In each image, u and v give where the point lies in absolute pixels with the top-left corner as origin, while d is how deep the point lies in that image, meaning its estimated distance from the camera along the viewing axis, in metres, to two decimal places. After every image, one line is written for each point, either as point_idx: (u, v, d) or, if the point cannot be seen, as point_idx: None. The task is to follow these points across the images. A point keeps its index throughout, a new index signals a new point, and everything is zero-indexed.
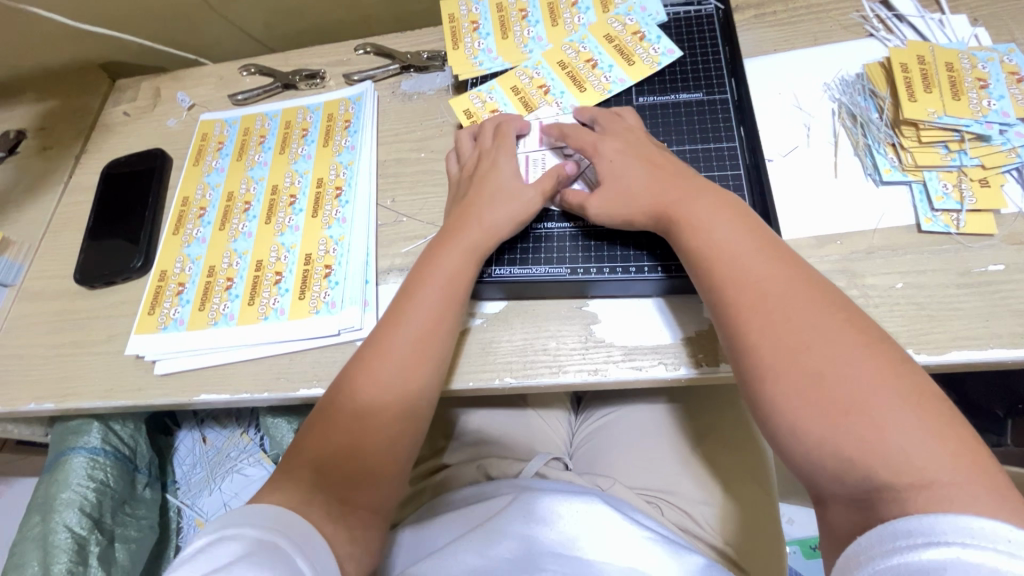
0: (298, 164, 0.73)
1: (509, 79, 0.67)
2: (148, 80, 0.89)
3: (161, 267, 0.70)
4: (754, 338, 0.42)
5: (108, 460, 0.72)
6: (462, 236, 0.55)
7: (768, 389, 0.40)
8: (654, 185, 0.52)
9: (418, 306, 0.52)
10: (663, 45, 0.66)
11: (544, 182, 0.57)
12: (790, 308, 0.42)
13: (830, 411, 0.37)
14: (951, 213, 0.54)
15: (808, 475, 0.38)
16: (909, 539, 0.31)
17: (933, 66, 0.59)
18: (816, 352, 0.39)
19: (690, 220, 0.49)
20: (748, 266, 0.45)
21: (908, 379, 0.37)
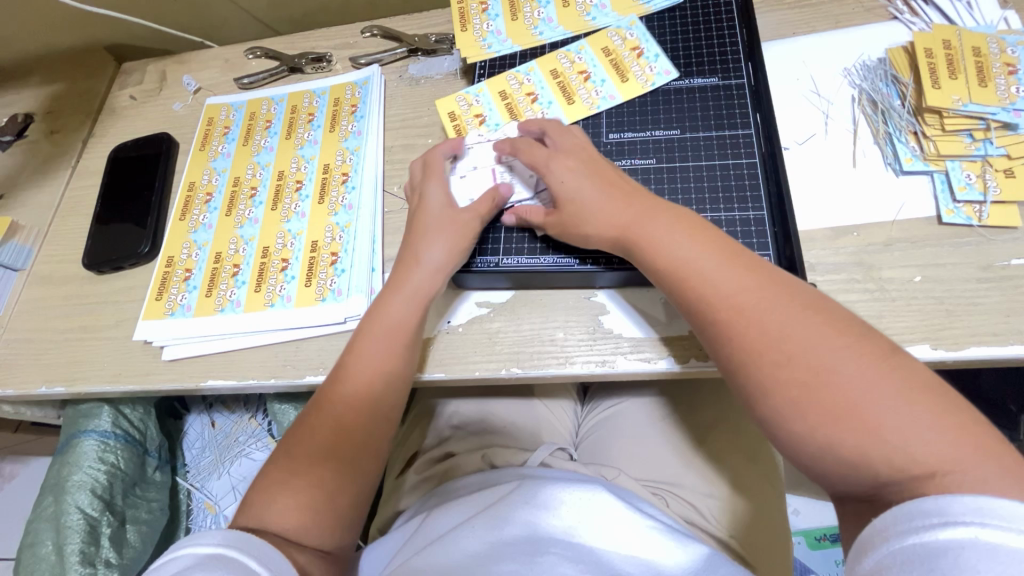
0: (304, 150, 0.73)
1: (499, 83, 0.66)
2: (154, 63, 0.88)
3: (168, 253, 0.70)
4: (738, 355, 0.41)
5: (118, 443, 0.73)
6: (404, 275, 0.55)
7: (762, 404, 0.39)
8: (613, 206, 0.50)
9: (381, 328, 0.53)
10: (660, 65, 0.63)
11: (480, 206, 0.56)
12: (768, 318, 0.41)
13: (824, 422, 0.36)
14: (974, 204, 0.53)
15: (818, 481, 0.38)
16: (925, 520, 0.31)
17: (959, 50, 0.57)
18: (800, 363, 0.38)
19: (664, 232, 0.47)
20: (713, 282, 0.43)
21: (899, 371, 0.36)
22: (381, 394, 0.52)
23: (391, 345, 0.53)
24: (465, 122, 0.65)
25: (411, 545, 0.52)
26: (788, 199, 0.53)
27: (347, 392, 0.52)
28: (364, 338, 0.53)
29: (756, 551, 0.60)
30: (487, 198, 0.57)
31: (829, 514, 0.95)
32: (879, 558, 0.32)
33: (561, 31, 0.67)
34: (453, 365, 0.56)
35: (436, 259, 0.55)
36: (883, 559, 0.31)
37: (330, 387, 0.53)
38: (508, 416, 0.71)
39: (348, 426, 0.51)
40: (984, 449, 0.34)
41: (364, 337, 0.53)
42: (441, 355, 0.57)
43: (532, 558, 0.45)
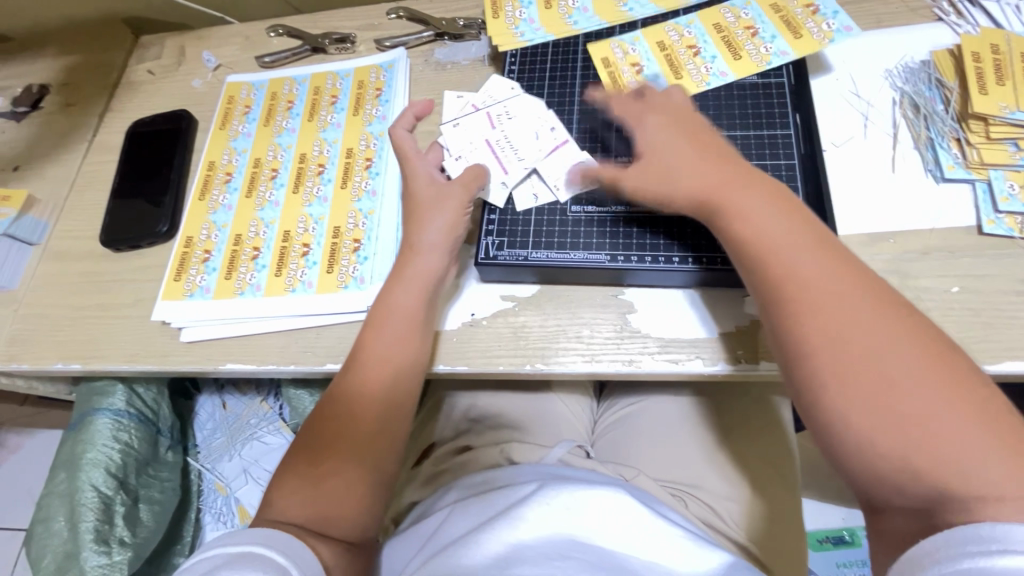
0: (327, 133, 0.71)
1: (601, 51, 0.63)
2: (173, 38, 0.87)
3: (187, 233, 0.69)
4: (815, 341, 0.39)
5: (132, 422, 0.72)
6: (407, 268, 0.54)
7: (829, 396, 0.38)
8: (695, 170, 0.48)
9: (388, 312, 0.53)
10: (777, 45, 0.59)
11: (465, 181, 0.56)
12: (854, 311, 0.39)
13: (898, 423, 0.36)
14: (1016, 215, 0.51)
15: (859, 487, 0.38)
16: (980, 545, 0.31)
17: (1007, 56, 0.55)
18: (886, 361, 0.37)
19: (734, 209, 0.45)
20: (797, 264, 0.42)
21: (981, 391, 0.36)
22: (396, 379, 0.52)
23: (398, 328, 0.52)
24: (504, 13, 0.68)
25: (434, 544, 0.52)
26: (828, 206, 0.52)
27: (385, 370, 0.52)
28: (377, 323, 0.53)
29: (772, 555, 0.60)
30: (472, 171, 0.57)
31: (834, 517, 0.95)
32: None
33: (596, 21, 0.65)
34: (477, 359, 0.56)
35: (437, 241, 0.55)
36: None
37: (354, 374, 0.52)
38: (525, 410, 0.70)
39: (382, 404, 0.51)
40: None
41: (377, 321, 0.53)
42: (465, 348, 0.56)
43: (551, 561, 0.45)
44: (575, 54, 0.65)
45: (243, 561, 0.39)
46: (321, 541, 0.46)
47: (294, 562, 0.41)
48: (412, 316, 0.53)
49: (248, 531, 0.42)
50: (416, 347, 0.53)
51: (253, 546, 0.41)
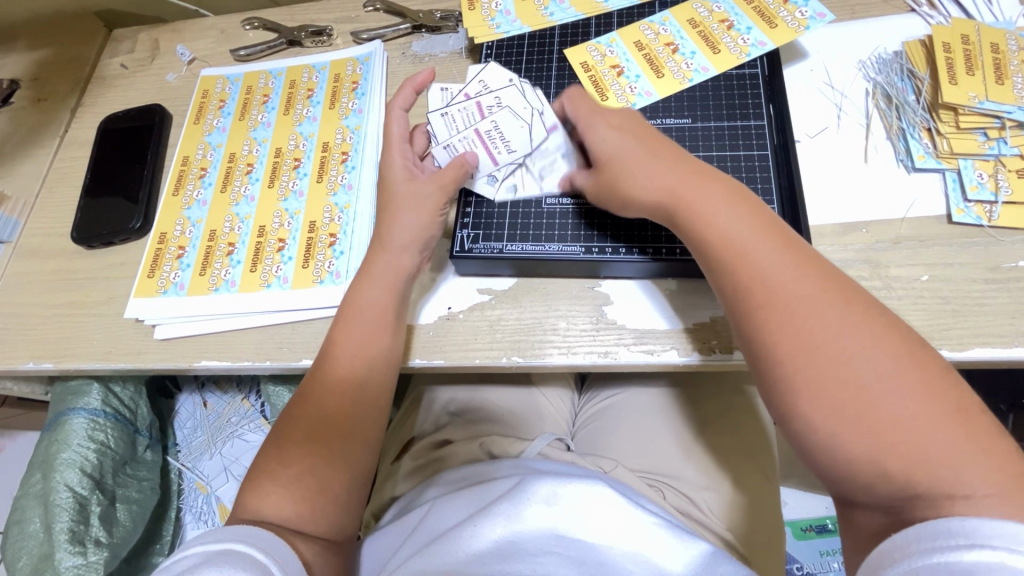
0: (302, 127, 0.70)
1: (580, 54, 0.62)
2: (147, 31, 0.85)
3: (160, 229, 0.68)
4: (790, 345, 0.39)
5: (108, 421, 0.72)
6: (376, 266, 0.53)
7: (802, 403, 0.38)
8: (662, 171, 0.47)
9: (359, 311, 0.52)
10: (754, 36, 0.59)
11: (440, 177, 0.54)
12: (825, 313, 0.39)
13: (870, 428, 0.36)
14: (985, 204, 0.52)
15: (833, 486, 0.38)
16: (951, 540, 0.31)
17: (977, 46, 0.56)
18: (855, 363, 0.37)
19: (705, 211, 0.44)
20: (768, 266, 0.41)
21: (951, 390, 0.36)
22: (365, 379, 0.51)
23: (368, 326, 0.52)
24: (481, 5, 0.68)
25: (416, 538, 0.52)
26: (799, 194, 0.53)
27: (361, 373, 0.51)
28: (343, 322, 0.52)
29: (752, 547, 0.60)
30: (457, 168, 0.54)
31: (816, 505, 0.96)
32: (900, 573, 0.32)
33: (572, 12, 0.65)
34: (453, 352, 0.55)
35: (406, 242, 0.53)
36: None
37: (328, 378, 0.51)
38: (506, 404, 0.70)
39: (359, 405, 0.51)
40: (982, 446, 0.34)
41: (345, 320, 0.52)
42: (442, 341, 0.56)
43: (534, 557, 0.47)
44: (551, 46, 0.64)
45: (221, 559, 0.39)
46: (301, 539, 0.46)
47: (274, 558, 0.41)
48: (382, 313, 0.52)
49: (227, 528, 0.42)
50: (387, 342, 0.52)
51: (233, 543, 0.41)
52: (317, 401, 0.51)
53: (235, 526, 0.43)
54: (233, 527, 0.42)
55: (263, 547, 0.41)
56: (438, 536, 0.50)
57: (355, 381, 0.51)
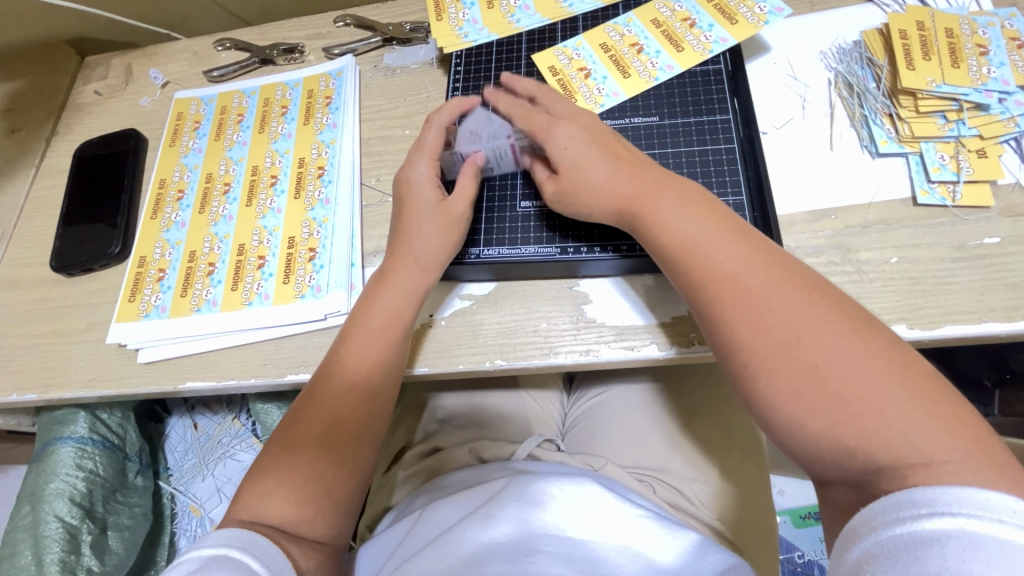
0: (278, 144, 0.71)
1: (547, 58, 0.63)
2: (119, 57, 0.85)
3: (140, 252, 0.68)
4: (740, 335, 0.41)
5: (97, 449, 0.71)
6: (398, 273, 0.54)
7: (764, 386, 0.39)
8: (612, 173, 0.49)
9: (370, 318, 0.52)
10: (715, 33, 0.60)
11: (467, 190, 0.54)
12: (775, 299, 0.40)
13: (827, 404, 0.37)
14: (948, 184, 0.53)
15: (808, 466, 0.39)
16: (912, 510, 0.32)
17: (932, 32, 0.57)
18: (806, 345, 0.38)
19: (654, 214, 0.46)
20: (719, 260, 0.43)
21: (901, 359, 0.37)
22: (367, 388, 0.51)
23: (384, 332, 0.52)
24: (447, 11, 0.68)
25: (409, 541, 0.52)
26: (766, 182, 0.54)
27: (351, 379, 0.51)
28: (354, 327, 0.53)
29: (743, 536, 0.61)
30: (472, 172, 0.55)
31: (812, 491, 0.96)
32: (866, 547, 0.33)
33: (538, 18, 0.66)
34: (437, 359, 0.56)
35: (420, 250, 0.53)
36: (870, 547, 0.33)
37: (316, 388, 0.52)
38: (495, 408, 0.70)
39: (344, 411, 0.51)
40: (953, 418, 0.35)
41: (360, 326, 0.53)
42: (426, 348, 0.56)
43: (523, 558, 0.47)
44: (519, 52, 0.65)
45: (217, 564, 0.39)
46: (297, 545, 0.45)
47: (269, 566, 0.41)
48: (394, 321, 0.52)
49: (217, 533, 0.42)
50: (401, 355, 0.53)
51: (229, 549, 0.40)
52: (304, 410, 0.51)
53: (224, 530, 0.43)
54: (222, 532, 0.42)
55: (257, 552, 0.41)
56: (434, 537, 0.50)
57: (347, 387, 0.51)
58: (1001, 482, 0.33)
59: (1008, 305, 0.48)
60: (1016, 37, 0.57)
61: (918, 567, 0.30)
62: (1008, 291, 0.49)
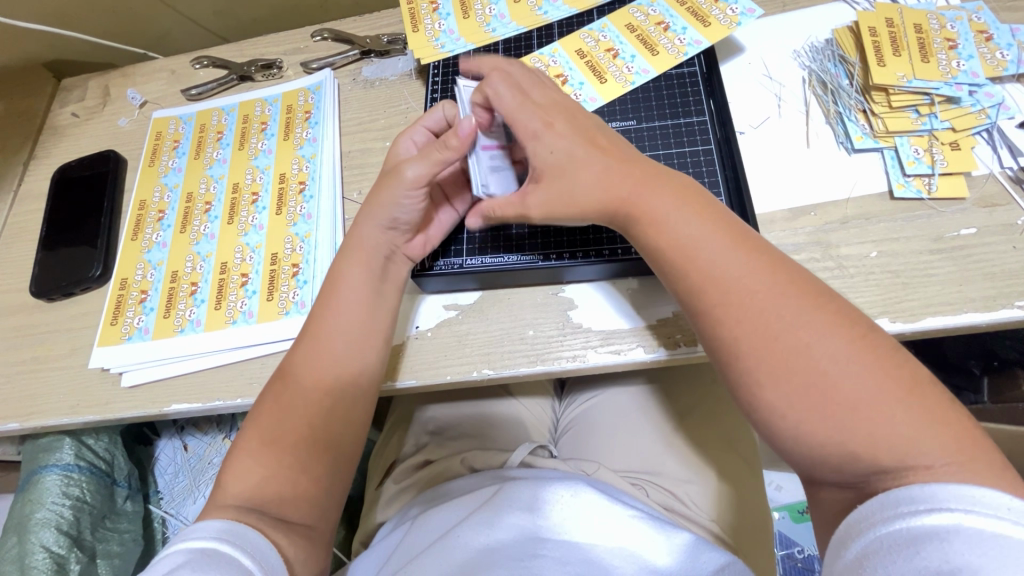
0: (258, 160, 0.70)
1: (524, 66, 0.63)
2: (96, 78, 0.85)
3: (122, 275, 0.67)
4: (746, 336, 0.40)
5: (83, 475, 0.70)
6: (364, 269, 0.52)
7: (770, 390, 0.39)
8: (600, 179, 0.47)
9: (337, 324, 0.51)
10: (689, 36, 0.61)
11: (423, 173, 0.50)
12: (781, 305, 0.40)
13: (834, 408, 0.36)
14: (923, 177, 0.54)
15: (804, 470, 0.39)
16: (911, 505, 0.32)
17: (902, 28, 0.58)
18: (812, 350, 0.38)
19: (649, 215, 0.45)
20: (723, 265, 0.42)
21: (892, 361, 0.37)
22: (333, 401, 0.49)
23: (358, 333, 0.51)
24: (423, 20, 0.69)
25: (397, 558, 0.51)
26: (744, 183, 0.54)
27: (336, 388, 0.49)
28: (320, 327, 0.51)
29: (740, 537, 0.61)
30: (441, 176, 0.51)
31: None
32: (865, 542, 0.33)
33: (513, 26, 0.66)
34: (424, 371, 0.55)
35: (382, 240, 0.53)
36: (870, 544, 0.33)
37: (298, 398, 0.49)
38: (486, 416, 0.70)
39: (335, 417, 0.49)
40: (935, 415, 0.36)
41: (329, 331, 0.51)
42: (413, 360, 0.56)
43: (519, 562, 0.45)
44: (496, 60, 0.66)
45: (204, 559, 0.39)
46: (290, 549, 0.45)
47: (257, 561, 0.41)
48: (368, 324, 0.51)
49: (206, 523, 0.42)
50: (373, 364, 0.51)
51: (216, 543, 0.40)
52: (265, 415, 0.49)
53: (213, 522, 0.42)
54: (212, 523, 0.42)
55: (247, 547, 0.41)
56: (425, 550, 0.49)
57: (328, 391, 0.49)
58: (982, 475, 0.34)
59: (988, 294, 0.49)
60: (984, 30, 0.58)
61: (919, 562, 0.30)
62: (987, 280, 0.49)
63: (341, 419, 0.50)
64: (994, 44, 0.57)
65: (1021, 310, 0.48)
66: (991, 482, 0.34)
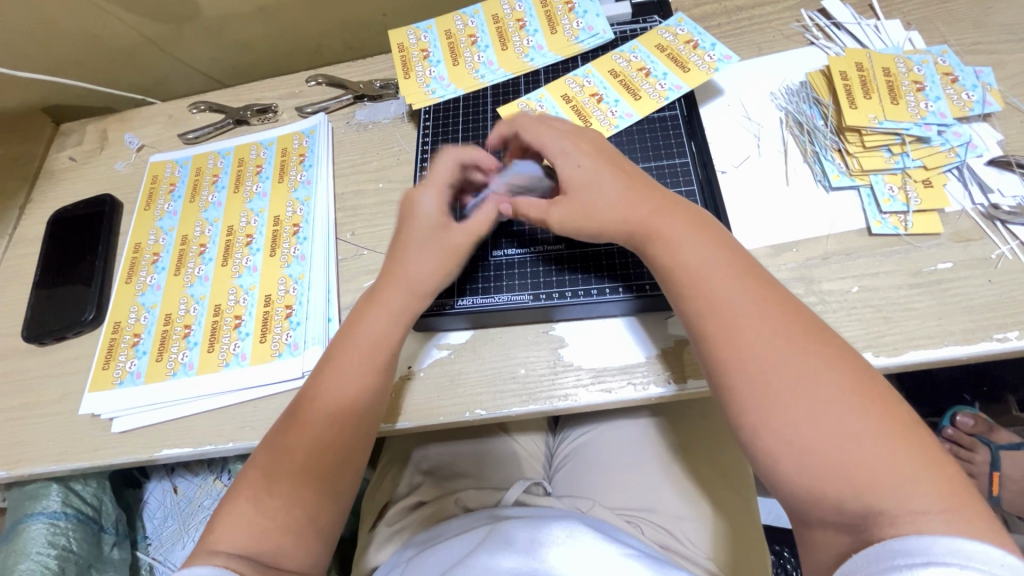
0: (253, 203, 0.72)
1: (512, 111, 0.66)
2: (94, 123, 0.86)
3: (115, 318, 0.67)
4: (721, 354, 0.42)
5: (70, 523, 0.69)
6: (387, 294, 0.53)
7: (753, 424, 0.40)
8: (624, 196, 0.50)
9: (346, 361, 0.51)
10: (669, 81, 0.63)
11: (475, 226, 0.53)
12: (767, 346, 0.41)
13: (821, 449, 0.37)
14: (898, 214, 0.56)
15: (795, 512, 0.39)
16: (908, 558, 0.32)
17: (871, 72, 0.61)
18: (795, 393, 0.39)
19: (665, 236, 0.47)
20: (723, 298, 0.44)
21: (875, 401, 0.38)
22: (338, 436, 0.49)
23: (360, 372, 0.51)
24: (413, 67, 0.71)
25: None
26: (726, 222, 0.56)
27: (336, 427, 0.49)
28: (336, 358, 0.51)
29: None
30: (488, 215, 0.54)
31: None
32: None
33: (501, 73, 0.69)
34: (417, 413, 0.55)
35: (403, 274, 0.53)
36: None
37: (298, 436, 0.49)
38: (479, 454, 0.70)
39: (333, 457, 0.49)
40: (920, 455, 0.36)
41: (336, 361, 0.52)
42: (405, 402, 0.56)
43: None
44: (485, 106, 0.68)
45: None
46: None
47: None
48: (371, 364, 0.51)
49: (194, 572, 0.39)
50: (378, 400, 0.51)
51: None
52: (268, 451, 0.49)
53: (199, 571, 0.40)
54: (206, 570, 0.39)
55: None
56: None
57: (333, 429, 0.49)
58: (966, 517, 0.35)
59: (966, 327, 0.50)
60: (949, 73, 0.61)
61: None
62: (965, 313, 0.51)
63: (342, 455, 0.49)
64: (959, 86, 0.60)
65: (999, 343, 0.49)
66: (978, 524, 0.34)
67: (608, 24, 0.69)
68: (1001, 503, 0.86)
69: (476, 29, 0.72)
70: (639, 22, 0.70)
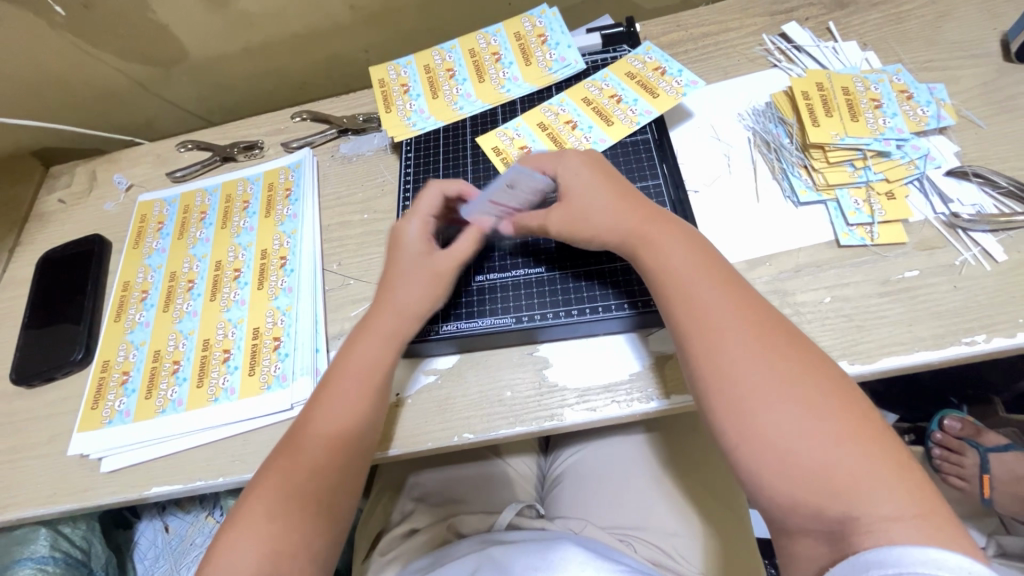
0: (241, 238, 0.73)
1: (490, 140, 0.68)
2: (83, 165, 0.88)
3: (104, 356, 0.68)
4: (699, 365, 0.44)
5: (58, 567, 0.68)
6: (381, 322, 0.55)
7: (731, 437, 0.41)
8: (614, 217, 0.52)
9: (339, 387, 0.52)
10: (640, 106, 0.66)
11: (459, 251, 0.57)
12: (744, 358, 0.42)
13: (801, 455, 0.38)
14: (865, 225, 0.58)
15: (776, 521, 0.40)
16: (881, 570, 0.33)
17: (831, 91, 0.64)
18: (770, 403, 0.40)
19: (652, 251, 0.49)
20: (707, 309, 0.45)
21: (848, 407, 0.40)
22: (332, 462, 0.50)
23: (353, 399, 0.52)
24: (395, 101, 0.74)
25: None
26: None
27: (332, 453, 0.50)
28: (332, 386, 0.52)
29: None
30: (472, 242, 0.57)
31: None
32: None
33: (479, 104, 0.72)
34: (406, 439, 0.56)
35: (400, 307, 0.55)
36: None
37: (294, 464, 0.49)
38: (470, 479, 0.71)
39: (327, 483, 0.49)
40: (890, 461, 0.37)
41: (331, 387, 0.52)
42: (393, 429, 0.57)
43: None
44: (464, 137, 0.71)
45: None
46: None
47: None
48: (363, 390, 0.52)
49: None
50: (374, 424, 0.52)
51: None
52: (262, 480, 0.49)
53: None
54: None
55: None
56: None
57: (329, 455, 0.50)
58: (937, 520, 0.35)
59: (936, 332, 0.52)
60: (905, 90, 0.64)
61: None
62: (934, 319, 0.52)
63: (336, 481, 0.50)
64: (914, 102, 0.63)
65: (967, 347, 0.51)
66: (948, 526, 0.35)
67: (580, 55, 0.72)
68: (993, 505, 0.86)
69: (453, 63, 0.75)
70: (609, 52, 0.73)
